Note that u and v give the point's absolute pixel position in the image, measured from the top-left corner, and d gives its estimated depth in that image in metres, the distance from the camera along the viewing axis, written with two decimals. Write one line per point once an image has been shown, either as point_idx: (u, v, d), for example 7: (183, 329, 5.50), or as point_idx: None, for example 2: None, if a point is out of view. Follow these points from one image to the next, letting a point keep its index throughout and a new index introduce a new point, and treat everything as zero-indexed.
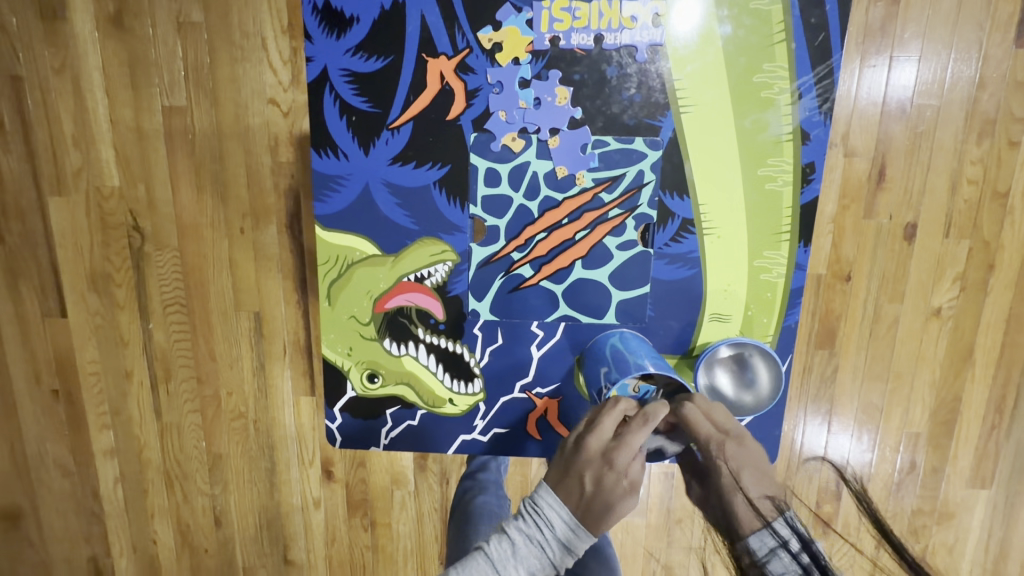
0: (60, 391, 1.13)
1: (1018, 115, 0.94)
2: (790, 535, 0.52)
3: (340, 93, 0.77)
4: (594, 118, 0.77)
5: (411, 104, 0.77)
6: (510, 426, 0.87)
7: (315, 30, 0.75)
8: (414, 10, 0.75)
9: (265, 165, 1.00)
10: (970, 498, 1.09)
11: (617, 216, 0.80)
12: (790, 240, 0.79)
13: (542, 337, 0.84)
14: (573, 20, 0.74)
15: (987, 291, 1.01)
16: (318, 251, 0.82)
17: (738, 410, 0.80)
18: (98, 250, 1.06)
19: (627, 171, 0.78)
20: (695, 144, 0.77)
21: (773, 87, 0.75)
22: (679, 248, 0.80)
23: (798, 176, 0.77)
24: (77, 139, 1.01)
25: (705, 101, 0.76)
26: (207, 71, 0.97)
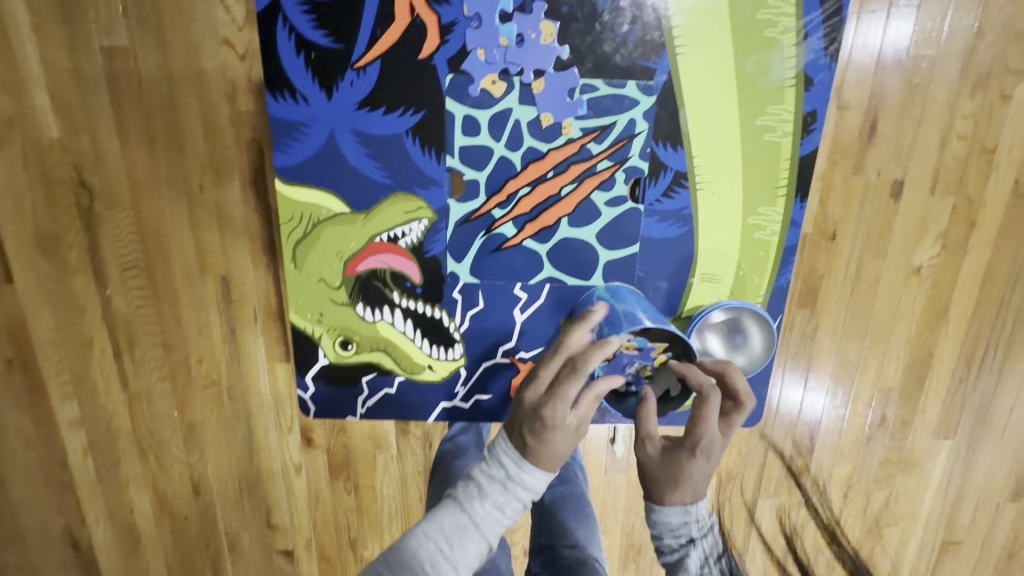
0: (15, 360, 1.06)
1: (1013, 68, 0.92)
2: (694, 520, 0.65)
3: (296, 25, 0.69)
4: (583, 59, 0.71)
5: (378, 39, 0.70)
6: (493, 393, 0.85)
7: None
8: None
9: (222, 115, 0.92)
10: (933, 448, 1.14)
11: (606, 169, 0.75)
12: (785, 195, 0.77)
13: (526, 301, 0.81)
14: None
15: (967, 248, 1.01)
16: (281, 210, 0.76)
17: (730, 372, 0.81)
18: (42, 210, 0.97)
19: (617, 120, 0.73)
20: (694, 88, 0.72)
21: (777, 26, 0.70)
22: (671, 204, 0.77)
23: (799, 124, 0.74)
24: (6, 85, 0.90)
25: (706, 40, 0.71)
26: (149, 6, 0.87)
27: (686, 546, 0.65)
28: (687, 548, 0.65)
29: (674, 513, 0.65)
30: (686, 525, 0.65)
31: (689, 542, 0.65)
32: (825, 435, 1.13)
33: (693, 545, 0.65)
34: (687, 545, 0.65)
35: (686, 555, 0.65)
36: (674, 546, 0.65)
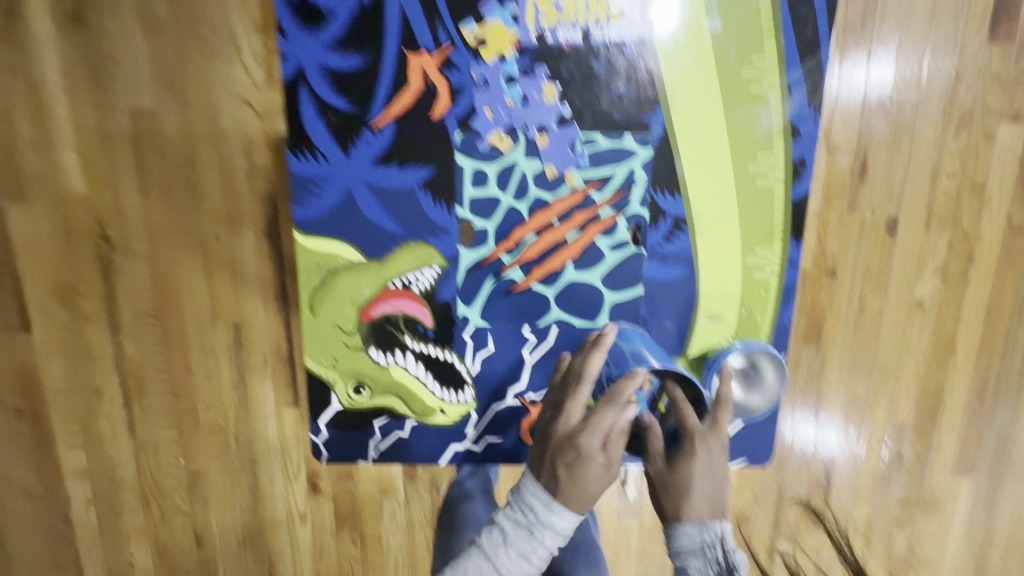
0: (24, 410, 1.07)
1: (993, 109, 0.96)
2: (714, 541, 0.66)
3: (317, 91, 0.74)
4: (584, 115, 0.75)
5: (392, 102, 0.75)
6: (505, 435, 0.85)
7: (290, 26, 0.72)
8: (394, 3, 0.72)
9: (239, 168, 0.96)
10: (953, 486, 1.11)
11: (609, 215, 0.78)
12: (782, 237, 0.79)
13: (535, 342, 0.82)
14: (559, 13, 0.72)
15: (967, 281, 1.03)
16: (299, 260, 0.79)
17: (749, 412, 0.83)
18: (62, 261, 1.00)
19: (617, 170, 0.77)
20: (687, 140, 0.76)
21: (763, 81, 0.75)
22: (672, 247, 0.80)
23: (790, 171, 0.77)
24: (37, 145, 0.96)
25: (696, 96, 0.75)
26: (175, 71, 0.92)
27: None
28: None
29: (694, 531, 0.67)
30: (705, 534, 0.66)
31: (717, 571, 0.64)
32: (841, 473, 1.11)
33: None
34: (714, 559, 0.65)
35: None
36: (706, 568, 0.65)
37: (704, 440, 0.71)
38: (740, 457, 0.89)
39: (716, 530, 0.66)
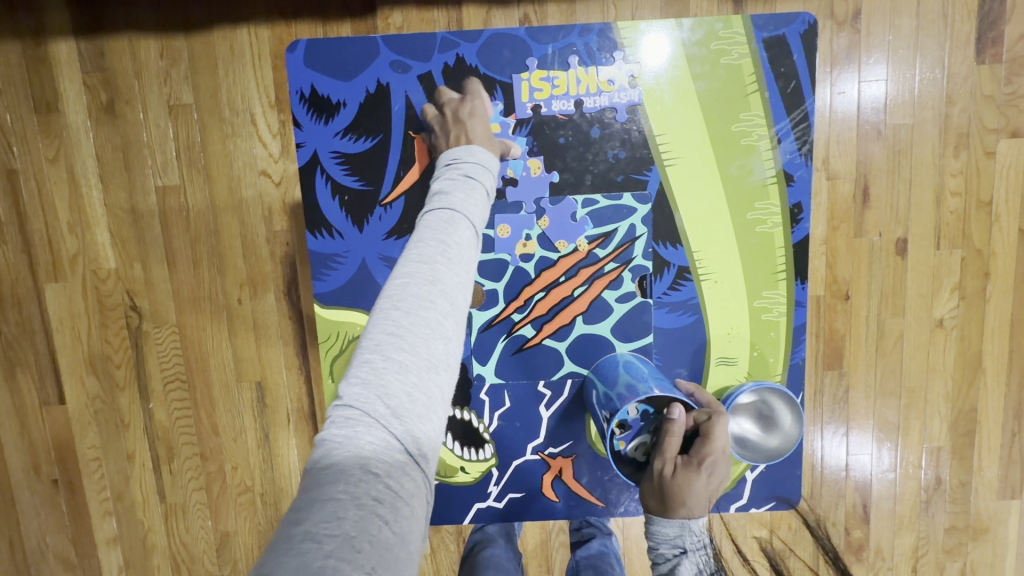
0: (60, 480, 1.10)
1: (990, 128, 0.97)
2: (685, 531, 0.70)
3: (332, 174, 0.81)
4: (583, 177, 0.80)
5: (401, 179, 0.81)
6: (525, 489, 0.86)
7: (304, 118, 0.80)
8: (399, 91, 0.80)
9: (260, 236, 1.02)
10: (1001, 510, 1.07)
11: (613, 269, 0.81)
12: (786, 278, 0.82)
13: (550, 397, 0.84)
14: (552, 87, 0.79)
15: (987, 297, 1.01)
16: (319, 329, 0.84)
17: (768, 455, 0.80)
18: (96, 333, 1.05)
19: (619, 226, 0.81)
20: (683, 193, 0.81)
21: (752, 134, 0.79)
22: (678, 295, 0.82)
23: (787, 216, 0.81)
24: (73, 226, 1.02)
25: (689, 152, 0.80)
26: (199, 149, 0.99)
27: (678, 555, 0.69)
28: (681, 556, 0.69)
29: (670, 526, 0.70)
30: (682, 536, 0.70)
31: (677, 553, 0.70)
32: (879, 503, 1.07)
33: (686, 554, 0.69)
34: (680, 560, 0.69)
35: (679, 563, 0.69)
36: (668, 556, 0.70)
37: (717, 456, 0.72)
38: (769, 501, 0.88)
39: (694, 527, 0.71)
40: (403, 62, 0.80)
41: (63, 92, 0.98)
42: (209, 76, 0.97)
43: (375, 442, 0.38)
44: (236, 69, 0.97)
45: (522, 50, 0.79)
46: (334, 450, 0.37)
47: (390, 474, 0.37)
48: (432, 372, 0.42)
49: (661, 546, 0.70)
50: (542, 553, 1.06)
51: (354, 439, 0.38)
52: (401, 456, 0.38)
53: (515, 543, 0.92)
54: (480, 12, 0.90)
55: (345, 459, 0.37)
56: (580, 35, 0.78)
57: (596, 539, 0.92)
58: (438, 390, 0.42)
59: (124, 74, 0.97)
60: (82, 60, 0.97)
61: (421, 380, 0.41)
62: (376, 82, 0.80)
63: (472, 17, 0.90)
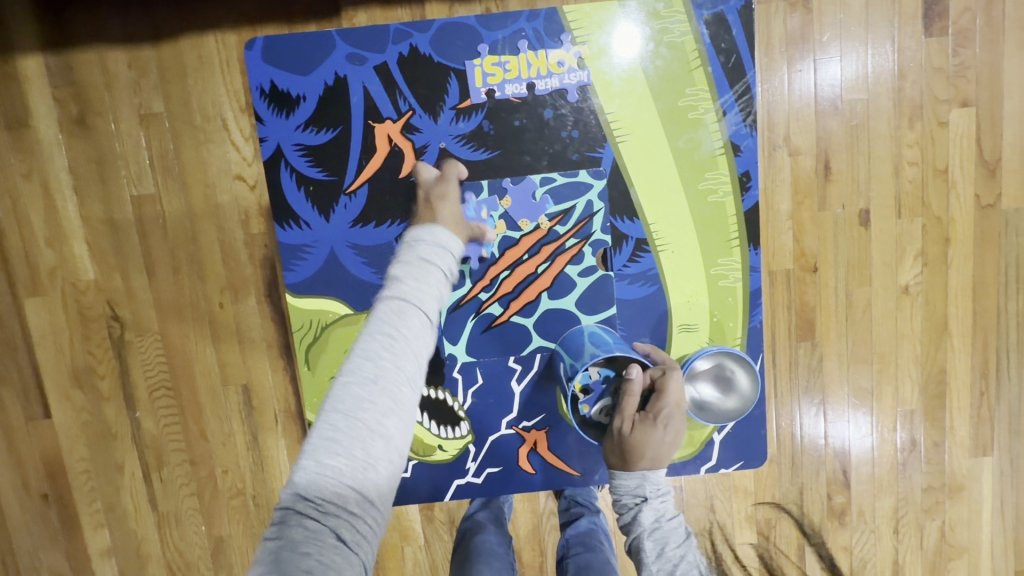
0: (50, 494, 1.10)
1: (942, 98, 1.00)
2: (644, 483, 0.81)
3: (296, 165, 0.92)
4: (540, 158, 0.90)
5: (364, 167, 0.92)
6: (501, 463, 0.96)
7: (266, 113, 0.91)
8: (358, 82, 0.91)
9: (237, 239, 1.02)
10: (976, 468, 1.11)
11: (573, 245, 0.91)
12: (740, 245, 0.92)
13: (520, 371, 0.94)
14: (504, 72, 0.90)
15: (949, 263, 1.05)
16: (295, 317, 0.95)
17: (728, 413, 0.91)
18: (79, 345, 1.06)
19: (577, 202, 0.90)
20: (639, 163, 0.91)
21: (698, 108, 0.90)
22: (638, 266, 0.92)
23: (737, 184, 0.91)
24: (50, 240, 1.03)
25: (641, 127, 0.90)
26: (173, 157, 1.00)
27: (639, 503, 0.80)
28: (641, 504, 0.80)
29: (630, 479, 0.81)
30: (642, 486, 0.81)
31: (637, 501, 0.81)
32: (858, 468, 1.10)
33: (645, 503, 0.80)
34: (641, 507, 0.80)
35: (640, 510, 0.80)
36: (630, 505, 0.81)
37: (670, 412, 0.81)
38: (738, 461, 1.03)
39: (653, 478, 0.81)
40: (359, 54, 0.90)
41: (33, 107, 0.99)
42: (178, 84, 0.98)
43: (308, 532, 0.48)
44: (205, 75, 0.98)
45: (473, 39, 0.89)
46: (278, 537, 0.49)
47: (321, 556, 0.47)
48: (367, 469, 0.51)
49: (624, 496, 0.82)
50: (534, 537, 1.08)
51: (290, 530, 0.49)
52: (331, 541, 0.49)
53: (505, 528, 0.94)
54: (443, 8, 0.92)
55: (282, 547, 0.48)
56: (528, 21, 0.89)
57: (584, 517, 0.94)
58: (374, 485, 0.51)
59: (93, 86, 0.98)
60: (51, 75, 0.98)
61: (353, 478, 0.50)
62: (333, 75, 0.91)
63: (435, 13, 0.92)
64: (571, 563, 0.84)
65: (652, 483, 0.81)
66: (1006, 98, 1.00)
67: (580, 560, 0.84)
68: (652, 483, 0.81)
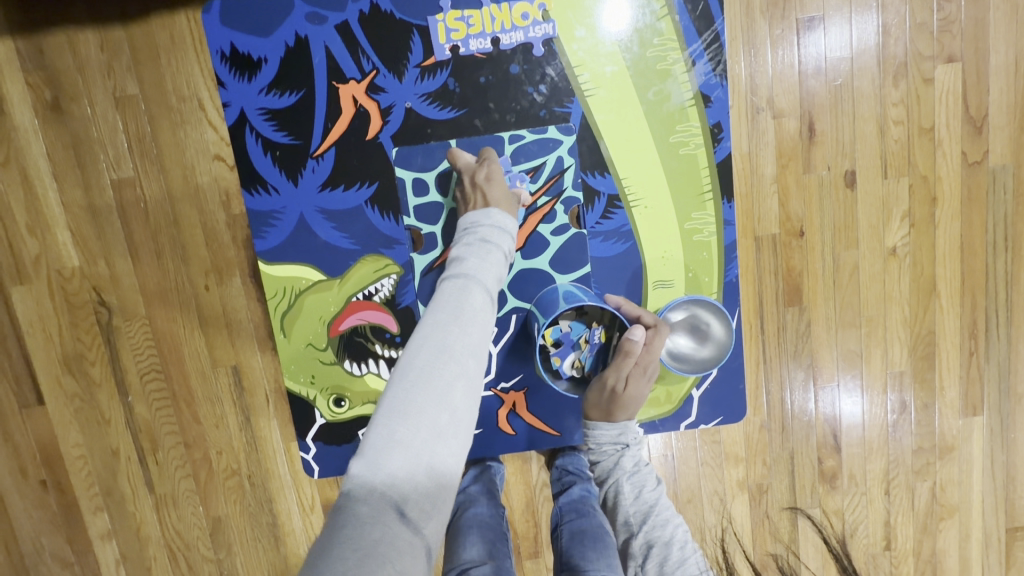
0: (48, 480, 1.11)
1: (926, 55, 0.99)
2: (624, 432, 0.94)
3: (260, 129, 0.96)
4: (507, 114, 0.95)
5: (330, 130, 0.96)
6: (481, 425, 1.04)
7: (227, 77, 0.94)
8: (319, 44, 0.94)
9: (220, 220, 1.02)
10: (966, 428, 1.11)
11: (546, 203, 0.97)
12: (713, 199, 0.98)
13: (497, 333, 1.01)
14: (467, 27, 0.93)
15: (936, 223, 1.04)
16: (270, 287, 1.00)
17: (702, 362, 0.98)
18: (67, 331, 1.06)
19: (547, 159, 0.96)
20: (610, 118, 0.95)
21: (666, 59, 0.94)
22: (610, 223, 0.98)
23: (709, 136, 0.96)
24: (32, 228, 1.02)
25: (611, 81, 0.94)
26: (150, 139, 0.99)
27: (620, 450, 0.93)
28: (622, 451, 0.93)
29: (610, 430, 0.94)
30: (624, 435, 0.94)
31: (618, 447, 0.93)
32: (848, 432, 1.10)
33: (625, 450, 0.93)
34: (622, 453, 0.93)
35: (621, 456, 0.93)
36: (612, 452, 0.94)
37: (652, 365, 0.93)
38: (716, 417, 1.06)
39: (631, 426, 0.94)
40: (318, 13, 0.93)
41: (8, 93, 0.98)
42: (151, 64, 0.97)
43: (376, 505, 0.44)
44: (177, 54, 0.96)
45: None
46: (343, 512, 0.44)
47: (390, 534, 0.43)
48: (443, 436, 0.49)
49: (604, 446, 0.94)
50: (528, 509, 1.10)
51: (358, 502, 0.44)
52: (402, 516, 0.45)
53: (497, 500, 0.94)
54: None
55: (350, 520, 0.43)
56: None
57: (576, 485, 0.93)
58: (448, 450, 0.49)
59: (66, 70, 0.97)
60: (23, 60, 0.97)
61: (431, 441, 0.48)
62: (294, 37, 0.93)
63: None
64: (566, 528, 0.84)
65: (630, 433, 0.94)
66: (991, 53, 0.99)
67: (573, 526, 0.83)
68: (630, 433, 0.94)
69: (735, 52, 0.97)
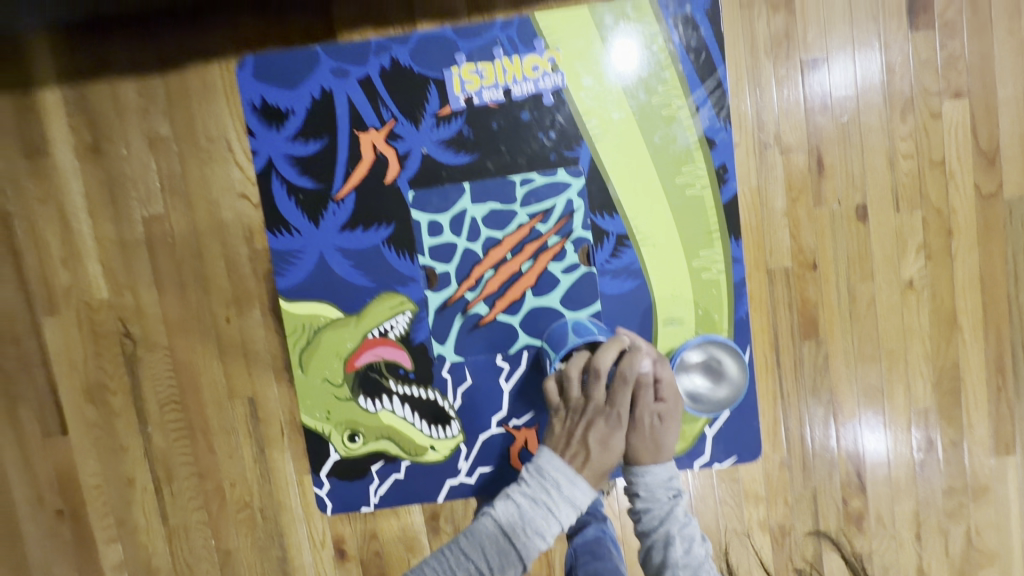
0: (64, 510, 1.12)
1: (933, 90, 1.00)
2: (671, 482, 0.89)
3: (286, 176, 1.01)
4: (519, 157, 0.98)
5: (350, 175, 1.00)
6: (491, 464, 1.04)
7: (257, 126, 1.01)
8: (342, 94, 0.99)
9: (242, 255, 1.06)
10: (999, 467, 1.06)
11: (556, 242, 0.99)
12: (721, 237, 0.99)
13: (508, 370, 1.02)
14: (482, 79, 0.98)
15: (953, 255, 1.03)
16: (288, 323, 1.04)
17: (719, 402, 1.00)
18: (92, 361, 1.09)
19: (557, 201, 0.99)
20: (616, 161, 0.98)
21: (671, 105, 0.97)
22: (619, 261, 1.00)
23: (715, 177, 0.98)
24: (66, 261, 1.07)
25: (616, 127, 0.98)
26: (180, 178, 1.04)
27: (672, 498, 0.88)
28: (674, 500, 0.88)
29: (659, 475, 0.89)
30: (672, 480, 0.89)
31: (672, 495, 0.88)
32: (873, 470, 1.07)
33: (677, 499, 0.88)
34: (675, 501, 0.88)
35: (674, 505, 0.88)
36: (665, 499, 0.88)
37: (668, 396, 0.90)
38: (730, 456, 1.05)
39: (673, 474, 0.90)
40: (342, 67, 0.99)
41: (52, 136, 1.05)
42: (184, 108, 1.03)
43: None
44: (208, 98, 1.02)
45: (450, 48, 0.97)
46: None
47: None
48: None
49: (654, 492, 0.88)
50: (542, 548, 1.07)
51: None
52: None
53: None
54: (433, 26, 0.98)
55: None
56: (502, 30, 0.97)
57: (592, 526, 0.97)
58: None
59: (106, 114, 1.04)
60: (67, 106, 1.04)
61: None
62: (319, 89, 0.99)
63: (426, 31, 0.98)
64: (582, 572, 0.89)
65: (675, 483, 0.89)
66: (999, 87, 1.00)
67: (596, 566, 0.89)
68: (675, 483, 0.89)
69: (741, 90, 1.00)
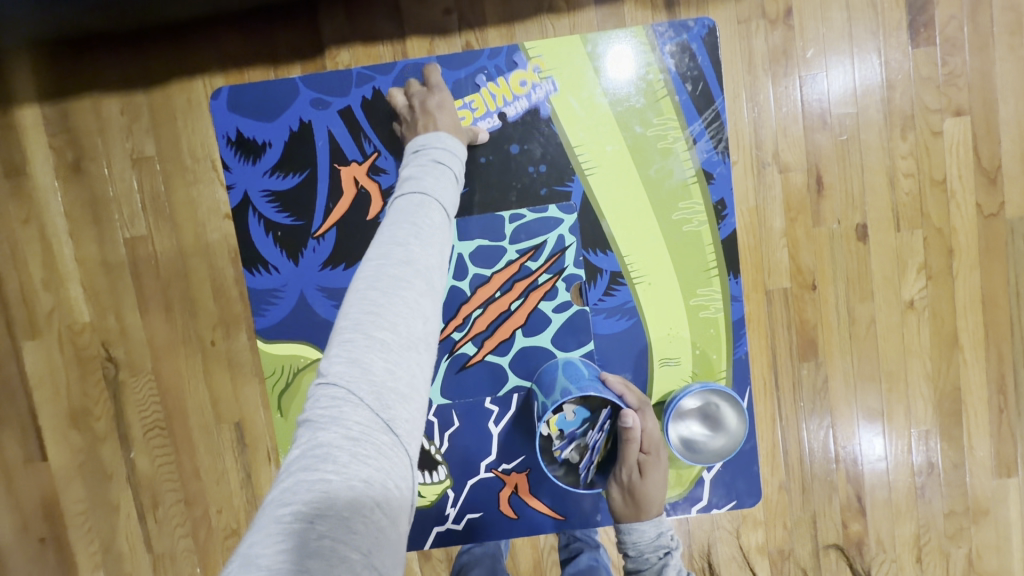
0: (47, 537, 1.09)
1: (933, 108, 0.98)
2: (663, 537, 0.88)
3: (263, 212, 0.99)
4: (509, 192, 0.96)
5: (331, 210, 0.98)
6: (481, 509, 1.01)
7: (232, 161, 0.98)
8: (322, 126, 0.97)
9: (228, 276, 1.03)
10: (1000, 489, 1.05)
11: (547, 280, 0.97)
12: (719, 275, 0.98)
13: (497, 413, 0.99)
14: (473, 112, 0.95)
15: (954, 274, 1.01)
16: (267, 364, 1.01)
17: (715, 452, 0.94)
18: (75, 385, 1.06)
19: (547, 238, 0.96)
20: (613, 198, 0.96)
21: (667, 137, 0.96)
22: (614, 300, 0.98)
23: (712, 213, 0.97)
24: (47, 283, 1.04)
25: (612, 161, 0.96)
26: (164, 199, 1.01)
27: (663, 557, 0.86)
28: (664, 558, 0.86)
29: (648, 529, 0.88)
30: (661, 537, 0.88)
31: (663, 552, 0.87)
32: (873, 492, 1.05)
33: (669, 556, 0.86)
34: (665, 560, 0.86)
35: (665, 563, 0.86)
36: (654, 560, 0.87)
37: (654, 451, 0.89)
38: (730, 501, 1.02)
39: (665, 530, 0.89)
40: (322, 99, 0.97)
41: (31, 155, 1.01)
42: (168, 125, 1.00)
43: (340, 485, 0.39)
44: (193, 117, 1.00)
45: None
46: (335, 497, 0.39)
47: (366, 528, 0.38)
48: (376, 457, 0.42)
49: (646, 548, 0.87)
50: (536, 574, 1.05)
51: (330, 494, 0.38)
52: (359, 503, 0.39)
53: None
54: (424, 44, 0.96)
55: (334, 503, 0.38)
56: (489, 59, 0.95)
57: (584, 554, 0.97)
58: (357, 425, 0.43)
59: (88, 132, 1.01)
60: (48, 124, 1.01)
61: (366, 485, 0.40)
62: (298, 121, 0.97)
63: (416, 48, 0.96)
64: None
65: (667, 541, 0.88)
66: (1000, 104, 0.98)
67: None
68: (667, 541, 0.88)
69: (738, 108, 0.97)
